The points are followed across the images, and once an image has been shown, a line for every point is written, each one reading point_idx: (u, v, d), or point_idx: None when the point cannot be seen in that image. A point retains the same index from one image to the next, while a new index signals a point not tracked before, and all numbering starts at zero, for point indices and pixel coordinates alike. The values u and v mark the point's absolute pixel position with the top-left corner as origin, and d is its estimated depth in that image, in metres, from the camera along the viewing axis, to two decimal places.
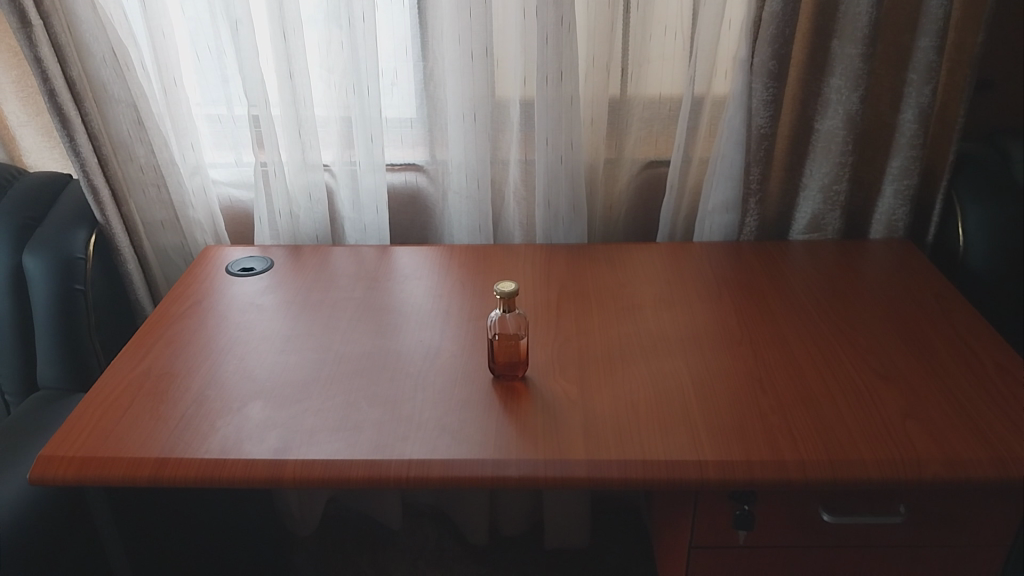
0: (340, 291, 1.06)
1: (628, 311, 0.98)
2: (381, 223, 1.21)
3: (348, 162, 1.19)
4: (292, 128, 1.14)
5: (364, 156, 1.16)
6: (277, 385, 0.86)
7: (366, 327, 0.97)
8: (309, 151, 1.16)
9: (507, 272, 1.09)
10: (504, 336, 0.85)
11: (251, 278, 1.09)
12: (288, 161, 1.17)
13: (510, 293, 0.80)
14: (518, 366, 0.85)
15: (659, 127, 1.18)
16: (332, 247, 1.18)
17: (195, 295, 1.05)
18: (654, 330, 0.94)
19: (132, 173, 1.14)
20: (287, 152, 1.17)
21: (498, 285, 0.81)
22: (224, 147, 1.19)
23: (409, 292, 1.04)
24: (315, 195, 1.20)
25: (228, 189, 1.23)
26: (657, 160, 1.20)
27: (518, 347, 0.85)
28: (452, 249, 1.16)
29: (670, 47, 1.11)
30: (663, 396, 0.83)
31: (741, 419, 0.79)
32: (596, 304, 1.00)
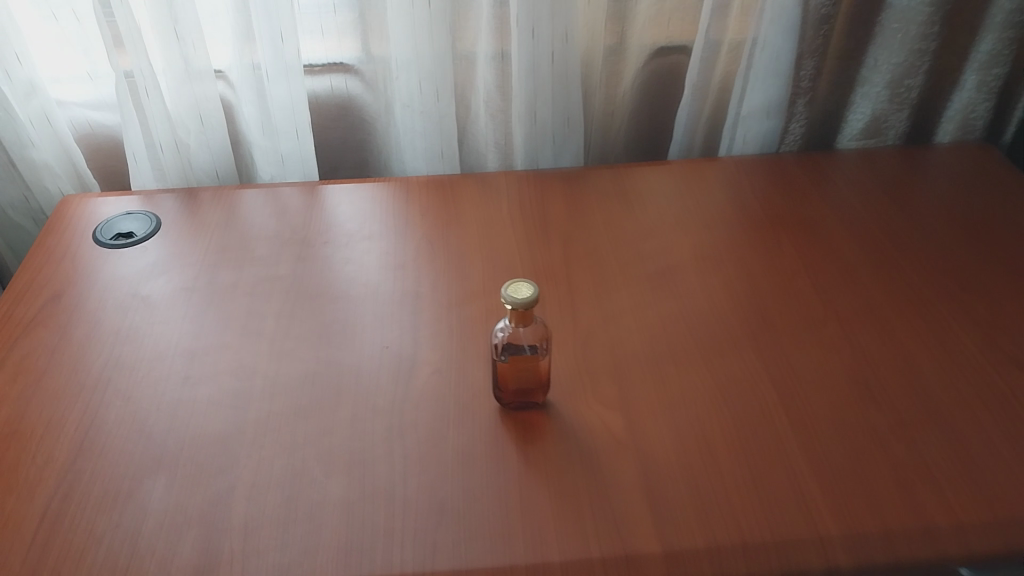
0: (260, 265, 0.76)
1: (662, 277, 0.73)
2: (305, 152, 0.89)
3: (248, 64, 0.84)
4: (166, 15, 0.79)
5: (270, 57, 0.82)
6: (189, 443, 0.59)
7: (307, 330, 0.68)
8: (194, 49, 0.81)
9: (487, 221, 0.81)
10: (516, 355, 0.58)
11: (131, 251, 0.78)
12: (165, 69, 0.83)
13: (527, 305, 0.53)
14: (531, 389, 0.60)
15: (673, 2, 0.87)
16: (242, 189, 0.87)
17: (51, 284, 0.74)
18: (702, 307, 0.70)
19: None
20: (160, 55, 0.82)
21: (508, 291, 0.54)
22: (63, 51, 0.82)
23: (358, 264, 0.76)
24: (206, 117, 0.86)
25: (82, 111, 0.87)
26: (669, 45, 0.91)
27: (536, 368, 0.59)
28: (408, 185, 0.87)
29: None
30: (741, 417, 0.60)
31: (855, 449, 0.57)
32: (617, 269, 0.74)
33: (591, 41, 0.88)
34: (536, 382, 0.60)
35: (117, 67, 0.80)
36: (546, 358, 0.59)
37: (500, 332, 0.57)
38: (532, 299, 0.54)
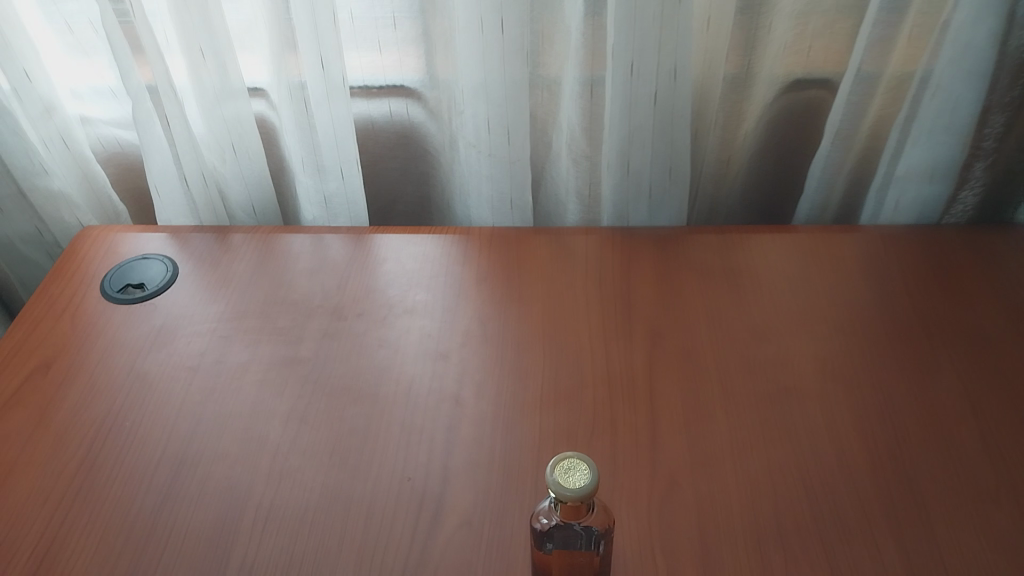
0: (279, 340, 0.63)
1: (778, 412, 0.56)
2: (353, 192, 0.76)
3: (289, 80, 0.70)
4: (196, 22, 0.66)
5: (315, 81, 0.68)
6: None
7: (318, 441, 0.55)
8: (227, 63, 0.69)
9: (556, 300, 0.66)
10: (566, 546, 0.44)
11: (139, 308, 0.67)
12: (194, 88, 0.71)
13: (581, 497, 0.39)
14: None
15: (817, 26, 0.68)
16: (281, 232, 0.75)
17: (43, 344, 0.63)
18: (831, 469, 0.53)
19: None
20: (186, 68, 0.69)
21: (554, 475, 0.40)
22: (84, 64, 0.71)
23: (393, 348, 0.62)
24: (239, 147, 0.74)
25: (109, 129, 0.77)
26: (807, 77, 0.72)
27: (589, 564, 0.45)
28: (469, 241, 0.72)
29: None
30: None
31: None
32: (719, 393, 0.58)
33: (707, 71, 0.70)
34: None
35: (139, 84, 0.69)
36: (603, 553, 0.44)
37: (546, 516, 0.44)
38: (588, 493, 0.40)
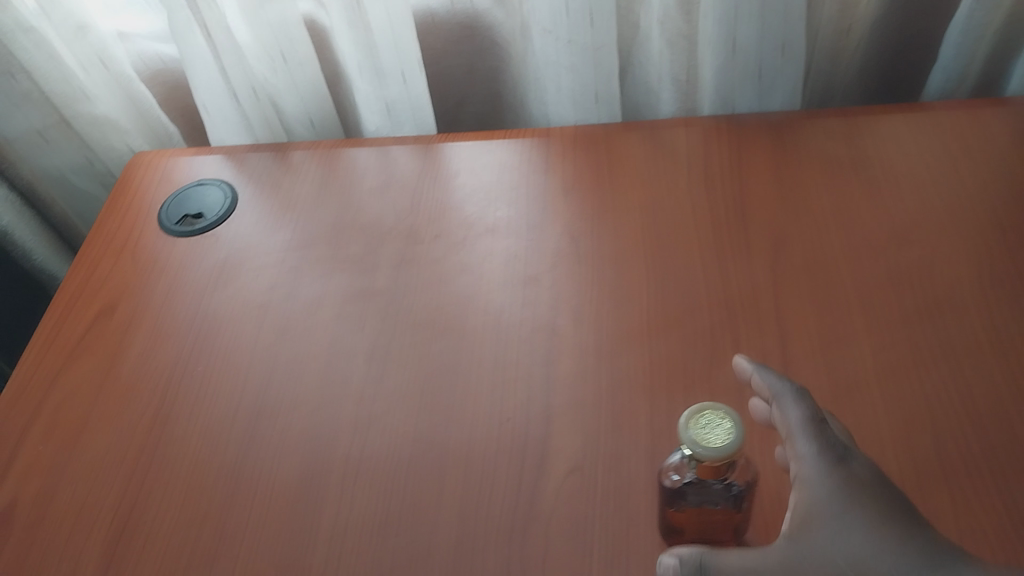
0: (352, 269, 0.57)
1: (933, 327, 0.48)
2: (417, 96, 0.68)
3: None
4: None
5: None
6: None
7: (405, 382, 0.50)
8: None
9: (656, 207, 0.58)
10: (703, 503, 0.39)
11: (202, 241, 0.62)
12: None
13: (722, 458, 0.34)
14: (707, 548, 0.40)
15: None
16: (344, 145, 0.68)
17: (108, 287, 0.59)
18: (996, 399, 0.45)
19: None
20: None
21: (691, 432, 0.35)
22: None
23: (477, 273, 0.56)
24: (289, 54, 0.67)
25: (149, 44, 0.70)
26: None
27: (728, 520, 0.40)
28: (551, 144, 0.64)
29: None
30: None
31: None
32: (863, 314, 0.50)
33: None
34: (726, 532, 0.41)
35: None
36: (744, 511, 0.40)
37: (679, 472, 0.38)
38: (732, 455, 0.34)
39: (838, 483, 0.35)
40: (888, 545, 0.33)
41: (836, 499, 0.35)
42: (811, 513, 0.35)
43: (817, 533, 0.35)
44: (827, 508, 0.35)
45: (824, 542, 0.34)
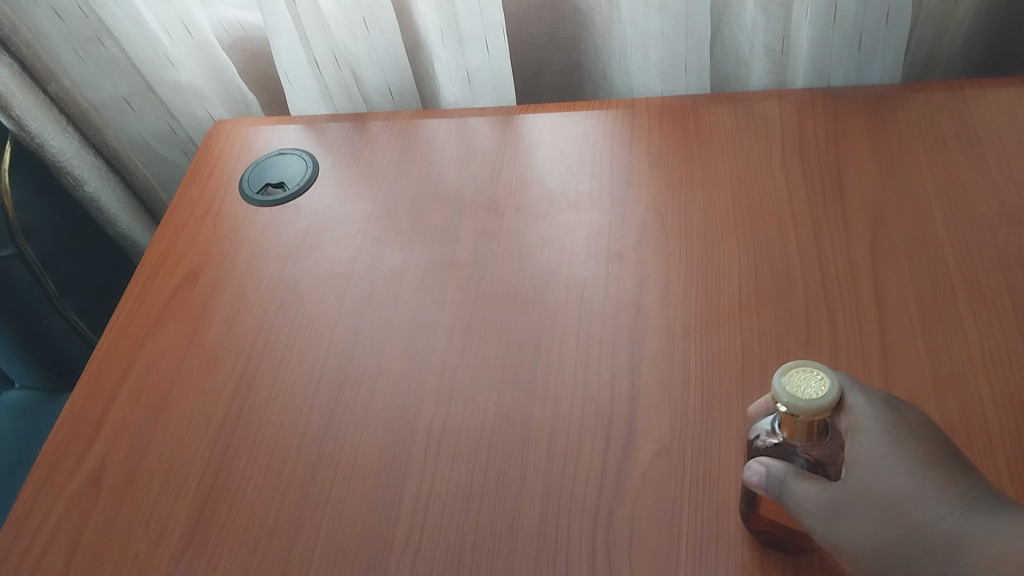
0: (432, 241, 0.57)
1: None
2: (497, 65, 0.67)
3: None
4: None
5: None
6: (327, 542, 0.43)
7: (487, 356, 0.50)
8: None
9: (747, 183, 0.56)
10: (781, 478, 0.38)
11: (283, 210, 0.62)
12: None
13: (812, 413, 0.32)
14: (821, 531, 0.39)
15: None
16: (423, 116, 0.67)
17: (191, 253, 0.60)
18: None
19: (42, 25, 0.64)
20: None
21: (783, 379, 0.33)
22: None
23: (559, 247, 0.55)
24: (371, 21, 0.67)
25: (231, 10, 0.71)
26: None
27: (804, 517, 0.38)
28: (635, 117, 0.63)
29: None
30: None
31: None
32: (971, 296, 0.47)
33: None
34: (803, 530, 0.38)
35: None
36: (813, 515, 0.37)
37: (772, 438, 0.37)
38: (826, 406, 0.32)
39: (889, 423, 0.34)
40: (927, 482, 0.32)
41: (881, 435, 0.33)
42: (859, 455, 0.34)
43: (863, 474, 0.33)
44: (874, 442, 0.33)
45: (870, 479, 0.33)
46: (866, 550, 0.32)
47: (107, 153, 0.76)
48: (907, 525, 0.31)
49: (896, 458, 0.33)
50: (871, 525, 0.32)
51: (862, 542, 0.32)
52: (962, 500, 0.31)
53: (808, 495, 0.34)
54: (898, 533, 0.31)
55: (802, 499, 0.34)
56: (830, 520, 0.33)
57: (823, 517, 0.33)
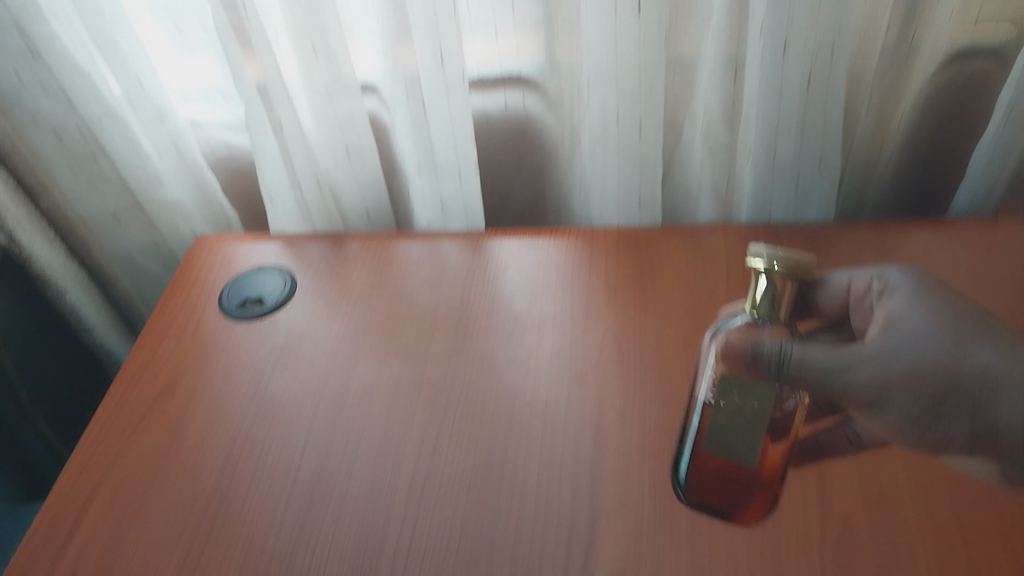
0: (404, 358, 0.60)
1: None
2: (468, 194, 0.73)
3: (402, 75, 0.67)
4: (305, 11, 0.63)
5: (432, 74, 0.66)
6: None
7: (454, 472, 0.52)
8: (338, 60, 0.67)
9: (697, 312, 0.60)
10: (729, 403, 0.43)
11: (262, 324, 0.65)
12: (305, 85, 0.69)
13: (797, 264, 0.39)
14: (759, 480, 0.44)
15: None
16: (397, 239, 0.72)
17: (170, 366, 0.62)
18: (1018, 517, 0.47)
19: (41, 144, 0.69)
20: (296, 62, 0.68)
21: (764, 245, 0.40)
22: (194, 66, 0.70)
23: (523, 367, 0.58)
24: (352, 146, 0.72)
25: (220, 133, 0.76)
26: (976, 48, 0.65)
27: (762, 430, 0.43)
28: (593, 246, 0.68)
29: None
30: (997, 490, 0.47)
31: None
32: None
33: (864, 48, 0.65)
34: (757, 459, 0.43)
35: (246, 86, 0.66)
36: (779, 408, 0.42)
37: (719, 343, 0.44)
38: (808, 259, 0.39)
39: (931, 305, 0.45)
40: (959, 330, 0.43)
41: (911, 293, 0.46)
42: (907, 318, 0.44)
43: (908, 325, 0.44)
44: (917, 313, 0.44)
45: (914, 330, 0.43)
46: (905, 392, 0.42)
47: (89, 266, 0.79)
48: (953, 373, 0.42)
49: (937, 309, 0.45)
50: (921, 374, 0.42)
51: (897, 384, 0.42)
52: (994, 342, 0.43)
53: (857, 359, 0.42)
54: (949, 375, 0.42)
55: (817, 363, 0.41)
56: (886, 360, 0.42)
57: (867, 374, 0.42)
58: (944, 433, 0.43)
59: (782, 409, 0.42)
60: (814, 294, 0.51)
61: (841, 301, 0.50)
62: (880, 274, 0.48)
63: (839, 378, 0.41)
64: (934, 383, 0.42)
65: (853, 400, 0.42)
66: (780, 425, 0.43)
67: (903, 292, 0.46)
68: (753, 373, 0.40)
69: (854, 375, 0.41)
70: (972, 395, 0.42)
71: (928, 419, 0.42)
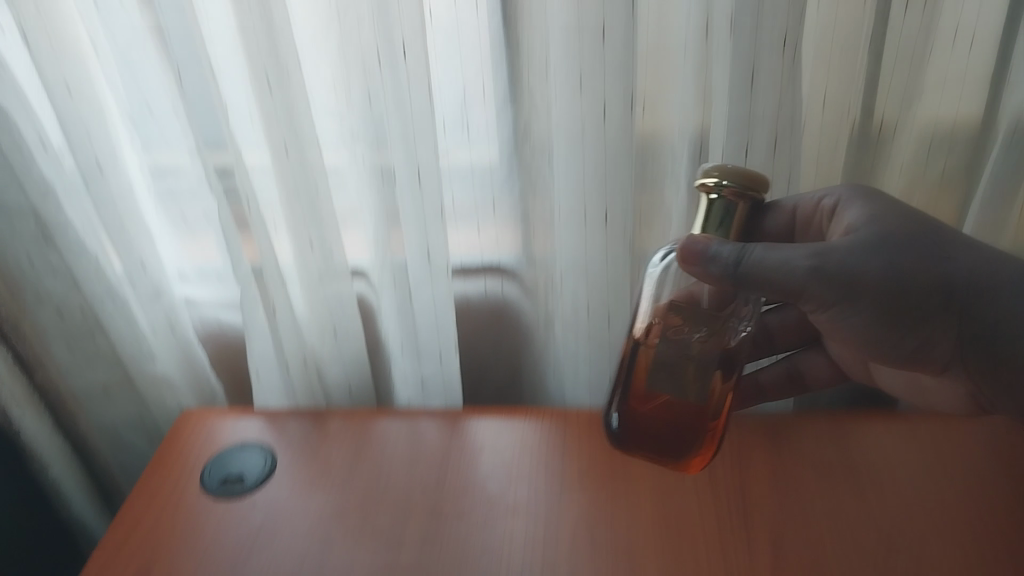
0: (380, 540, 0.61)
1: None
2: (448, 376, 0.77)
3: (389, 261, 0.73)
4: (302, 206, 0.69)
5: (419, 263, 0.71)
6: None
7: None
8: (331, 250, 0.72)
9: (664, 500, 0.63)
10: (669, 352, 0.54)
11: (241, 502, 0.66)
12: (297, 268, 0.73)
13: (736, 171, 0.48)
14: (697, 423, 0.56)
15: (921, 201, 0.72)
16: (378, 418, 0.75)
17: (147, 546, 0.62)
18: None
19: (43, 321, 0.73)
20: (290, 250, 0.73)
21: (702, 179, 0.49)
22: (195, 243, 0.75)
23: (496, 552, 0.60)
24: (340, 329, 0.77)
25: (213, 309, 0.80)
26: None
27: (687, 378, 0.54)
28: (566, 429, 0.71)
29: (957, 71, 0.65)
30: (975, 384, 0.62)
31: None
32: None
33: None
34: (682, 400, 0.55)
35: (243, 269, 0.71)
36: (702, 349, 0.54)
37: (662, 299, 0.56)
38: (756, 176, 0.48)
39: (880, 202, 0.58)
40: (909, 211, 0.57)
41: (855, 192, 0.59)
42: (874, 212, 0.57)
43: (853, 211, 0.58)
44: (870, 204, 0.57)
45: (866, 216, 0.56)
46: (885, 282, 0.55)
47: (74, 438, 0.82)
48: (921, 235, 0.55)
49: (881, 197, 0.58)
50: (907, 260, 0.55)
51: (876, 242, 0.55)
52: (984, 257, 0.56)
53: (829, 252, 0.54)
54: (930, 259, 0.55)
55: (788, 257, 0.52)
56: (862, 253, 0.54)
57: (839, 263, 0.54)
58: (914, 336, 0.58)
59: (735, 340, 0.55)
60: (771, 222, 0.62)
61: (785, 222, 0.62)
62: (828, 193, 0.60)
63: (805, 276, 0.53)
64: (899, 233, 0.55)
65: (834, 283, 0.54)
66: (731, 362, 0.56)
67: (855, 204, 0.58)
68: (706, 269, 0.51)
69: (825, 266, 0.53)
70: (940, 242, 0.55)
71: (903, 296, 0.55)
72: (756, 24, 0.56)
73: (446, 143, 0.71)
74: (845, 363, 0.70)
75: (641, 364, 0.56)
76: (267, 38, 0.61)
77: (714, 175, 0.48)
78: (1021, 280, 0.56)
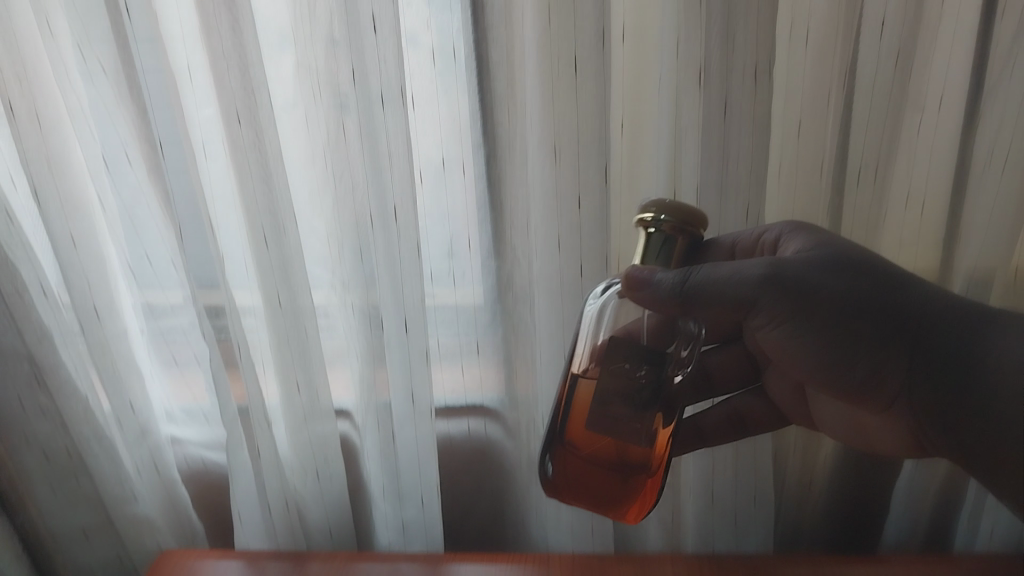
0: None
1: None
2: (430, 518, 0.78)
3: (375, 402, 0.74)
4: (293, 353, 0.71)
5: (404, 406, 0.73)
6: None
7: None
8: (319, 393, 0.74)
9: None
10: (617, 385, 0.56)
11: None
12: (284, 411, 0.75)
13: (672, 206, 0.50)
14: (646, 460, 0.57)
15: None
16: (359, 561, 0.74)
17: None
18: None
19: (29, 462, 0.74)
20: (279, 393, 0.74)
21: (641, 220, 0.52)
22: (182, 385, 0.77)
23: None
24: (323, 470, 0.77)
25: (198, 449, 0.82)
26: None
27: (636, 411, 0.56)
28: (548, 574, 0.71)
29: (910, 233, 0.70)
30: (914, 420, 0.65)
31: (981, 356, 0.59)
32: None
33: None
34: (630, 436, 0.56)
35: (231, 412, 0.72)
36: (648, 381, 0.56)
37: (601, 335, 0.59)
38: (692, 210, 0.51)
39: (820, 234, 0.62)
40: (850, 244, 0.61)
41: (790, 226, 0.63)
42: (818, 237, 0.61)
43: (796, 242, 0.62)
44: (812, 236, 0.61)
45: (810, 243, 0.61)
46: (826, 293, 0.59)
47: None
48: (862, 266, 0.60)
49: (821, 232, 0.62)
50: (848, 280, 0.59)
51: (816, 269, 0.59)
52: (930, 291, 0.61)
53: (780, 266, 0.58)
54: (868, 277, 0.60)
55: (735, 269, 0.57)
56: (806, 270, 0.59)
57: (791, 277, 0.58)
58: (855, 358, 0.62)
59: (675, 382, 0.58)
60: (711, 257, 0.64)
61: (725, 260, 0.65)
62: (767, 229, 0.63)
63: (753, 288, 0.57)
64: (842, 255, 0.60)
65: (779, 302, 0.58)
66: (669, 400, 0.58)
67: (797, 236, 0.62)
68: (656, 293, 0.53)
69: (779, 277, 0.58)
70: (886, 273, 0.61)
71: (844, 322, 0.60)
72: (720, 198, 0.63)
73: (433, 287, 0.75)
74: (786, 404, 0.74)
75: (584, 400, 0.57)
76: (266, 197, 0.63)
77: (652, 210, 0.51)
78: (960, 316, 0.61)
